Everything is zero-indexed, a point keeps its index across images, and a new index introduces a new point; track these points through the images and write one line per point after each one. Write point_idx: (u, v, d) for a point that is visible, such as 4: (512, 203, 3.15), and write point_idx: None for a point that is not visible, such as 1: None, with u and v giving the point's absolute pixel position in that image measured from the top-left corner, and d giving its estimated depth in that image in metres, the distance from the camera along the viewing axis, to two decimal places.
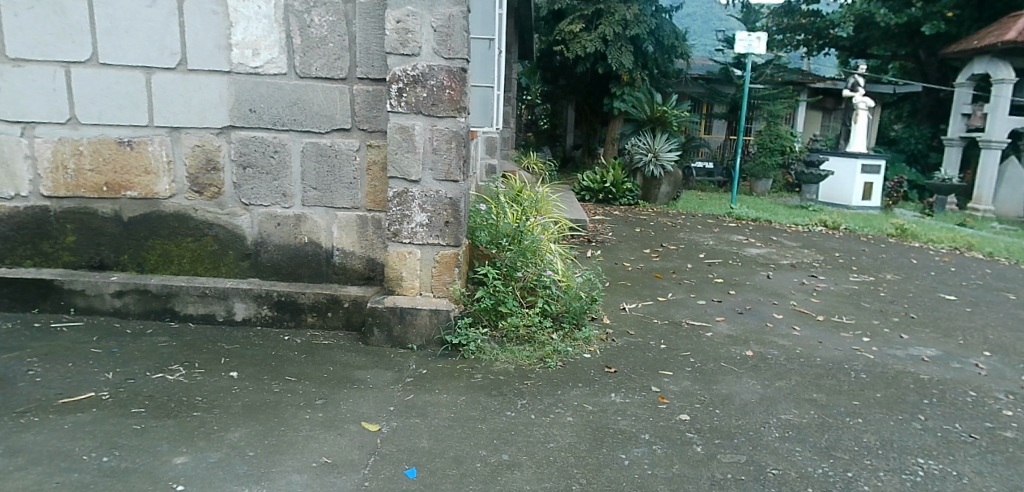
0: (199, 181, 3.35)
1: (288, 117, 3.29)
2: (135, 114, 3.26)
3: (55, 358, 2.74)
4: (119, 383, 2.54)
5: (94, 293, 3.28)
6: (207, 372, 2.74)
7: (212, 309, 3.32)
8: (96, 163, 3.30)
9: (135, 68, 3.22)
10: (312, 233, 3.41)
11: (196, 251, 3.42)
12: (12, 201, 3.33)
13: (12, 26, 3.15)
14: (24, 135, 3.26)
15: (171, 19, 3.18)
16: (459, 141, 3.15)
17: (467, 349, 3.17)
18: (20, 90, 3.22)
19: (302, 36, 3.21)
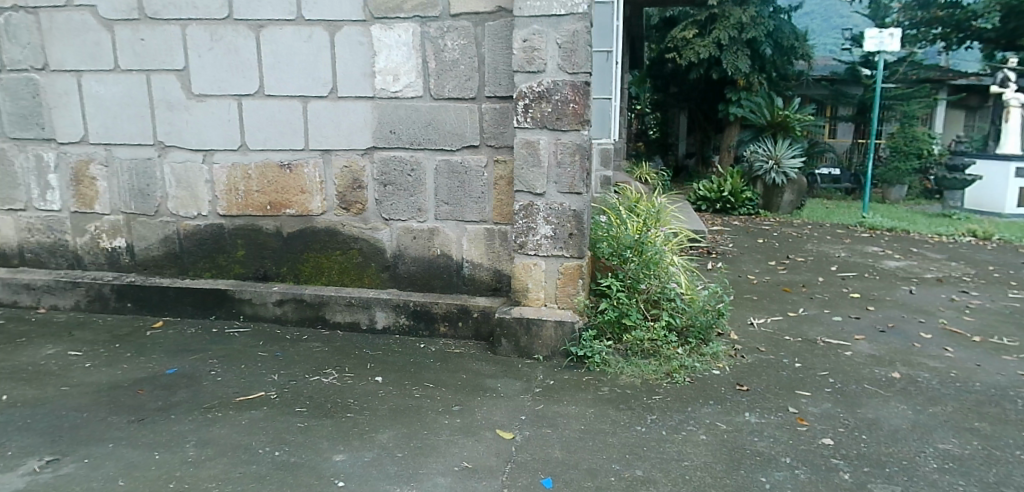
0: (347, 198, 3.62)
1: (424, 137, 3.49)
2: (293, 139, 3.60)
3: (228, 360, 3.07)
4: (284, 384, 2.81)
5: (260, 302, 3.66)
6: (356, 376, 2.95)
7: (357, 317, 3.58)
8: (262, 185, 3.67)
9: (294, 98, 3.55)
10: (444, 246, 3.58)
11: (343, 264, 3.70)
12: (195, 220, 3.76)
13: (195, 66, 3.58)
14: (205, 161, 3.69)
15: (323, 52, 3.48)
16: (583, 154, 3.19)
17: (592, 362, 3.20)
18: (202, 122, 3.65)
19: (436, 59, 3.40)
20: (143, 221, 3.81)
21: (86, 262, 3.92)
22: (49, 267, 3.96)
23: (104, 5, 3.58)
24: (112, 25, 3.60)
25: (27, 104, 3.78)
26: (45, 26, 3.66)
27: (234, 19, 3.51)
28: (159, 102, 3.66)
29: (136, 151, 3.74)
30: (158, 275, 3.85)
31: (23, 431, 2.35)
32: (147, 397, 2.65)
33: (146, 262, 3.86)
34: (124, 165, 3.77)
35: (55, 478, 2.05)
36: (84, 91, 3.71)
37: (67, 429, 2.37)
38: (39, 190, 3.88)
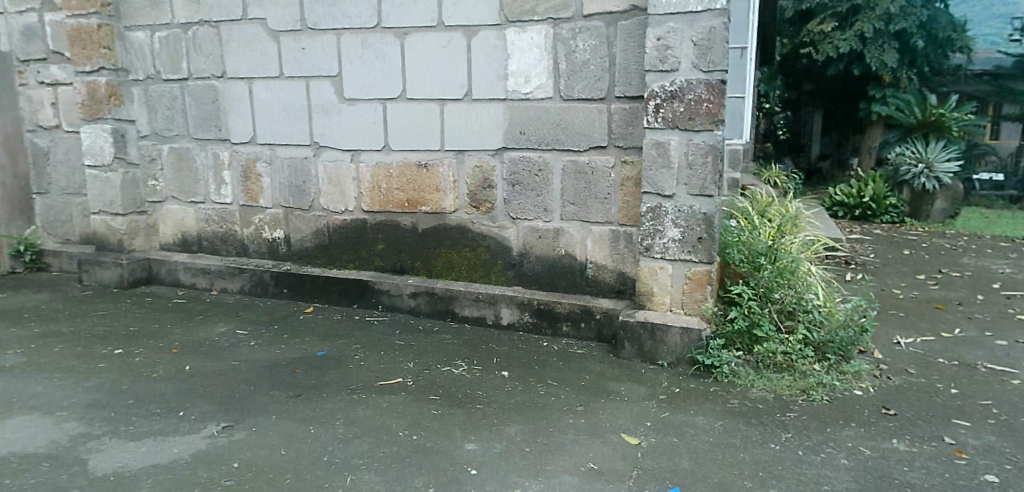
0: (477, 197, 3.75)
1: (552, 138, 3.54)
2: (430, 139, 3.78)
3: (369, 347, 3.28)
4: (418, 372, 2.97)
5: (396, 293, 3.88)
6: (484, 370, 3.05)
7: (484, 313, 3.70)
8: (400, 183, 3.88)
9: (433, 101, 3.72)
10: (569, 246, 3.61)
11: (472, 260, 3.83)
12: (342, 215, 4.06)
13: (347, 72, 3.86)
14: (352, 160, 3.97)
15: (461, 55, 3.62)
16: (717, 156, 3.09)
17: (720, 373, 3.09)
18: (351, 124, 3.92)
19: (568, 60, 3.43)
20: (298, 215, 4.16)
21: (250, 251, 4.34)
22: (220, 254, 4.42)
23: (273, 18, 3.95)
24: (279, 36, 3.96)
25: (208, 108, 4.24)
26: (224, 38, 4.09)
27: (382, 27, 3.74)
28: (316, 106, 3.98)
29: (294, 151, 4.09)
30: (309, 264, 4.20)
31: (203, 398, 2.65)
32: (301, 375, 2.90)
33: (300, 252, 4.21)
34: (284, 163, 4.14)
35: (229, 442, 2.30)
36: (254, 96, 4.11)
37: (237, 400, 2.64)
38: (214, 185, 4.34)
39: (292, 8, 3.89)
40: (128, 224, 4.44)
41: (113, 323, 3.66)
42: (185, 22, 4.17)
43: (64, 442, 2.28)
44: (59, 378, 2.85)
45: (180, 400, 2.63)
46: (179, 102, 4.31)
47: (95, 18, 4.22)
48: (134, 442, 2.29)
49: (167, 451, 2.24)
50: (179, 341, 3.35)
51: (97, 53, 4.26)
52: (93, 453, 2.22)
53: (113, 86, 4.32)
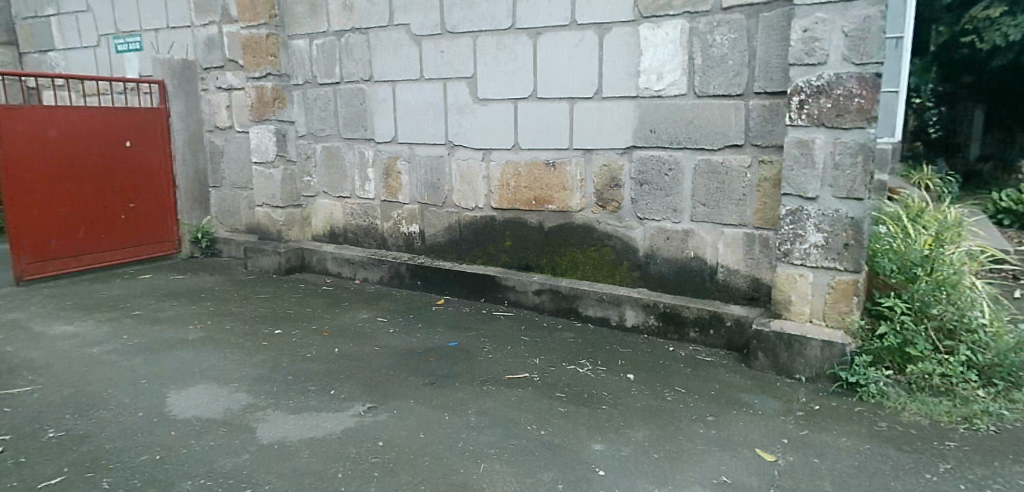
0: (604, 196, 3.73)
1: (684, 136, 3.43)
2: (559, 138, 3.80)
3: (495, 341, 3.37)
4: (545, 369, 3.01)
5: (521, 290, 3.95)
6: (609, 371, 3.03)
7: (608, 313, 3.68)
8: (529, 181, 3.95)
9: (562, 99, 3.74)
10: (698, 249, 3.50)
11: (597, 260, 3.81)
12: (472, 212, 4.20)
13: (481, 73, 3.98)
14: (483, 159, 4.09)
15: (593, 54, 3.61)
16: (868, 156, 2.87)
17: (866, 392, 2.86)
18: (483, 123, 4.04)
19: (704, 56, 3.32)
20: (433, 211, 4.35)
21: (389, 244, 4.61)
22: (362, 245, 4.73)
23: (416, 23, 4.16)
24: (420, 40, 4.17)
25: (355, 109, 4.54)
26: (372, 44, 4.36)
27: (516, 28, 3.82)
28: (452, 106, 4.14)
29: (431, 150, 4.28)
30: (441, 258, 4.38)
31: (349, 379, 2.86)
32: (435, 364, 3.04)
33: (433, 246, 4.41)
34: (422, 161, 4.34)
35: (374, 421, 2.47)
36: (396, 98, 4.35)
37: (379, 383, 2.82)
38: (359, 182, 4.65)
39: (433, 13, 4.07)
40: (286, 216, 4.87)
41: (272, 305, 4.04)
42: (339, 29, 4.49)
43: (236, 410, 2.55)
44: (230, 352, 3.18)
45: (330, 379, 2.86)
46: (332, 104, 4.65)
47: (264, 28, 4.65)
48: (293, 415, 2.51)
49: (321, 425, 2.43)
50: (328, 324, 3.63)
51: (265, 61, 4.69)
52: (260, 422, 2.46)
53: (277, 91, 4.74)
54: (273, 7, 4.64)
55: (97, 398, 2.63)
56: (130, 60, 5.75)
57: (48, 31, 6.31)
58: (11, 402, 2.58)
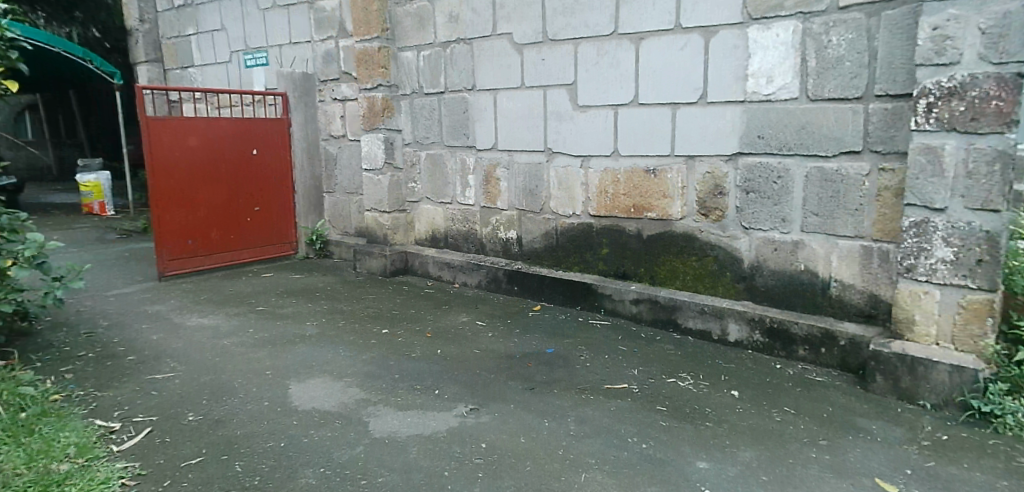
0: (707, 204, 3.62)
1: (795, 142, 3.28)
2: (661, 144, 3.73)
3: (593, 350, 3.35)
4: (644, 381, 2.96)
5: (619, 299, 3.91)
6: (712, 386, 2.94)
7: (709, 326, 3.56)
8: (628, 188, 3.90)
9: (665, 105, 3.67)
10: (809, 261, 3.33)
11: (698, 270, 3.71)
12: (570, 219, 4.20)
13: (582, 80, 3.98)
14: (582, 166, 4.09)
15: (698, 58, 3.52)
16: (1007, 163, 2.62)
17: (1002, 423, 2.61)
18: (583, 130, 4.04)
19: (818, 58, 3.15)
20: (531, 217, 4.39)
21: (487, 249, 4.69)
22: (462, 250, 4.85)
23: (518, 32, 4.22)
24: (522, 49, 4.23)
25: (458, 118, 4.67)
26: (476, 53, 4.47)
27: (619, 34, 3.79)
28: (552, 113, 4.16)
29: (531, 157, 4.33)
30: (538, 264, 4.41)
31: (452, 380, 2.94)
32: (535, 370, 3.07)
33: (531, 252, 4.45)
34: (521, 168, 4.39)
35: (476, 423, 2.52)
36: (498, 106, 4.43)
37: (481, 386, 2.88)
38: (460, 189, 4.77)
39: (536, 21, 4.12)
40: (392, 220, 5.07)
41: (379, 305, 4.22)
42: (445, 40, 4.64)
43: (349, 404, 2.69)
44: (342, 349, 3.36)
45: (435, 380, 2.95)
46: (436, 113, 4.81)
47: (377, 41, 4.88)
48: (402, 412, 2.62)
49: (427, 423, 2.52)
50: (431, 326, 3.75)
51: (377, 72, 4.92)
52: (372, 416, 2.58)
53: (387, 101, 4.96)
54: (385, 21, 4.86)
55: (228, 386, 2.85)
56: (257, 74, 6.21)
57: (188, 49, 6.92)
58: (157, 386, 2.84)
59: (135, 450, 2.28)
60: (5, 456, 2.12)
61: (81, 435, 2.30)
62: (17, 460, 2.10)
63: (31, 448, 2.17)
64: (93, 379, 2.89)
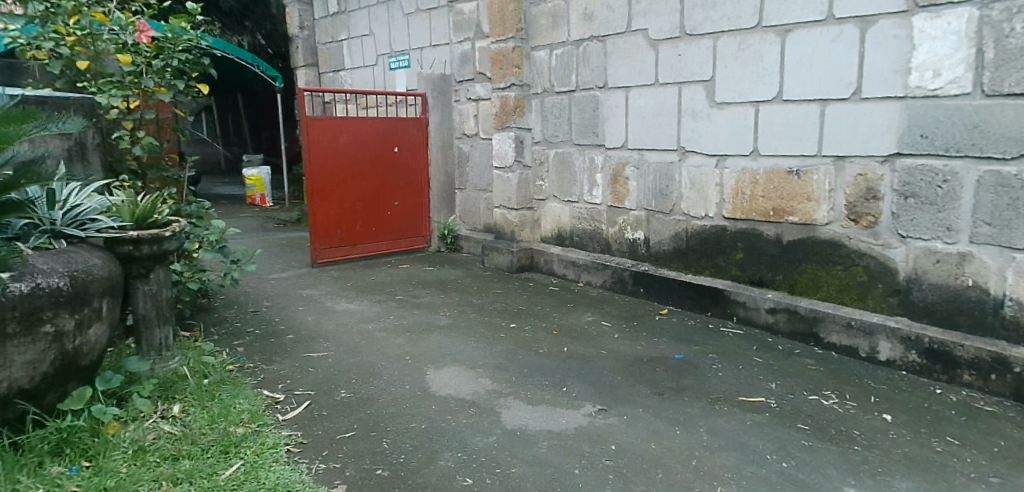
0: (857, 209, 3.36)
1: (966, 142, 2.96)
2: (806, 144, 3.51)
3: (726, 359, 3.24)
4: (783, 396, 2.81)
5: (753, 307, 3.73)
6: (860, 407, 2.73)
7: (857, 343, 3.31)
8: (768, 190, 3.71)
9: (813, 101, 3.45)
10: (978, 276, 2.99)
11: (844, 281, 3.45)
12: (702, 221, 4.07)
13: (721, 76, 3.83)
14: (717, 166, 3.94)
15: (852, 51, 3.27)
16: None
17: None
18: (721, 128, 3.88)
19: (997, 48, 2.82)
20: (660, 218, 4.30)
21: (613, 249, 4.66)
22: (588, 249, 4.85)
23: (654, 28, 4.14)
24: (657, 45, 4.15)
25: (589, 116, 4.66)
26: (609, 50, 4.45)
27: (762, 27, 3.61)
28: (687, 110, 4.04)
29: (662, 156, 4.23)
30: (666, 267, 4.32)
31: (580, 379, 2.95)
32: (663, 375, 3.01)
33: (659, 254, 4.35)
34: (652, 168, 4.31)
35: (606, 424, 2.52)
36: (630, 104, 4.37)
37: (608, 386, 2.87)
38: (588, 187, 4.76)
39: (673, 16, 4.02)
40: (519, 217, 5.17)
41: (506, 300, 4.32)
42: (578, 38, 4.65)
43: (482, 394, 2.78)
44: (472, 340, 3.48)
45: (562, 377, 2.97)
46: (567, 111, 4.83)
47: (512, 41, 4.99)
48: (532, 406, 2.67)
49: (557, 420, 2.55)
50: (557, 323, 3.79)
51: (510, 72, 5.03)
52: (503, 408, 2.65)
53: (519, 100, 5.05)
54: (520, 21, 4.96)
55: (372, 368, 3.05)
56: (399, 75, 6.56)
57: (340, 54, 7.45)
58: (312, 363, 3.10)
59: (297, 421, 2.51)
60: (193, 416, 2.41)
61: (252, 403, 2.57)
62: (202, 420, 2.38)
63: (213, 410, 2.45)
64: (260, 353, 3.21)
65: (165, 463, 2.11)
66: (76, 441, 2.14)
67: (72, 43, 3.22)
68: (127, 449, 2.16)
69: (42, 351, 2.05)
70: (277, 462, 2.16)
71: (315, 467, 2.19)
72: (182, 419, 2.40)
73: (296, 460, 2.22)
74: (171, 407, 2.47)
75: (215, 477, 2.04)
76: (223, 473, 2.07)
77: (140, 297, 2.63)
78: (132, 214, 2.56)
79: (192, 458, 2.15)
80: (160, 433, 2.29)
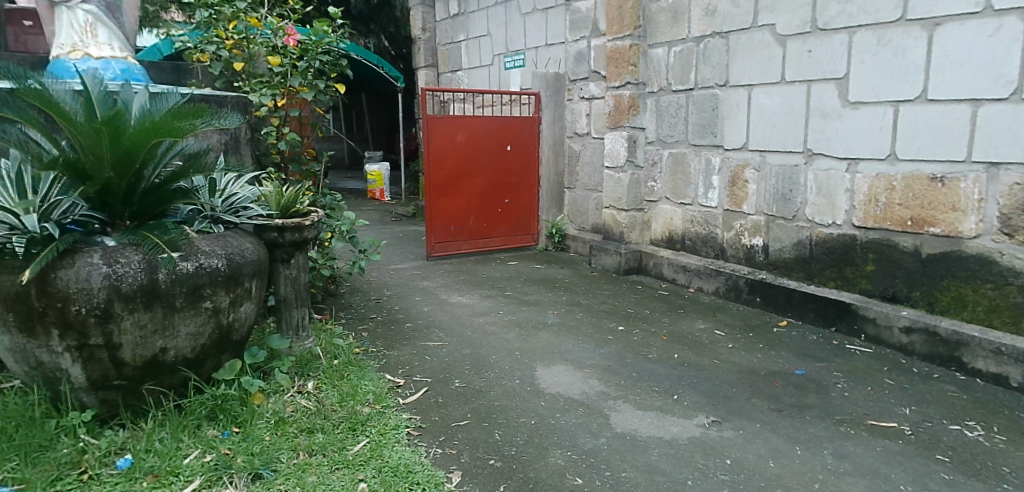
0: (1012, 222, 3.04)
1: None
2: (954, 148, 3.22)
3: (853, 378, 3.04)
4: (919, 423, 2.60)
5: (885, 324, 3.47)
6: (1012, 442, 2.47)
7: (1007, 371, 2.99)
8: (906, 198, 3.43)
9: (963, 101, 3.15)
10: None
11: (994, 301, 3.13)
12: (829, 228, 3.83)
13: (856, 73, 3.59)
14: (848, 170, 3.70)
15: (1013, 46, 2.96)
16: None
17: None
18: (854, 130, 3.64)
19: None
20: (782, 225, 4.10)
21: (728, 255, 4.49)
22: (701, 254, 4.70)
23: (782, 23, 3.95)
24: (785, 41, 3.95)
25: (707, 115, 4.51)
26: (732, 47, 4.29)
27: (906, 20, 3.34)
28: (816, 110, 3.82)
29: (786, 158, 4.03)
30: (786, 276, 4.11)
31: (692, 387, 2.88)
32: (782, 390, 2.87)
33: (779, 262, 4.15)
34: (774, 171, 4.11)
35: (721, 437, 2.44)
36: (752, 103, 4.19)
37: (722, 397, 2.78)
38: (703, 189, 4.62)
39: (804, 11, 3.82)
40: (629, 219, 5.11)
41: (615, 302, 4.29)
42: (699, 35, 4.51)
43: (591, 395, 2.78)
44: (580, 340, 3.48)
45: (673, 384, 2.91)
46: (683, 110, 4.70)
47: (629, 39, 4.91)
48: (642, 412, 2.64)
49: (669, 428, 2.50)
50: (667, 329, 3.71)
51: (625, 70, 4.97)
52: (613, 411, 2.64)
53: (634, 98, 4.98)
54: (639, 18, 4.87)
55: (484, 361, 3.12)
56: (515, 75, 6.65)
57: (458, 55, 7.67)
58: (429, 352, 3.22)
59: (415, 406, 2.62)
60: (326, 393, 2.59)
61: (376, 385, 2.72)
62: (333, 397, 2.55)
63: (343, 389, 2.62)
64: (382, 339, 3.38)
65: (302, 435, 2.28)
66: (228, 408, 2.36)
67: (230, 47, 3.57)
68: (271, 418, 2.36)
69: (202, 324, 2.29)
70: (400, 443, 2.28)
71: (433, 450, 2.29)
72: (316, 395, 2.59)
73: (416, 442, 2.33)
74: (307, 383, 2.66)
75: (345, 452, 2.20)
76: (352, 449, 2.22)
77: (282, 280, 2.86)
78: (278, 204, 2.80)
79: (325, 432, 2.32)
80: (298, 407, 2.48)
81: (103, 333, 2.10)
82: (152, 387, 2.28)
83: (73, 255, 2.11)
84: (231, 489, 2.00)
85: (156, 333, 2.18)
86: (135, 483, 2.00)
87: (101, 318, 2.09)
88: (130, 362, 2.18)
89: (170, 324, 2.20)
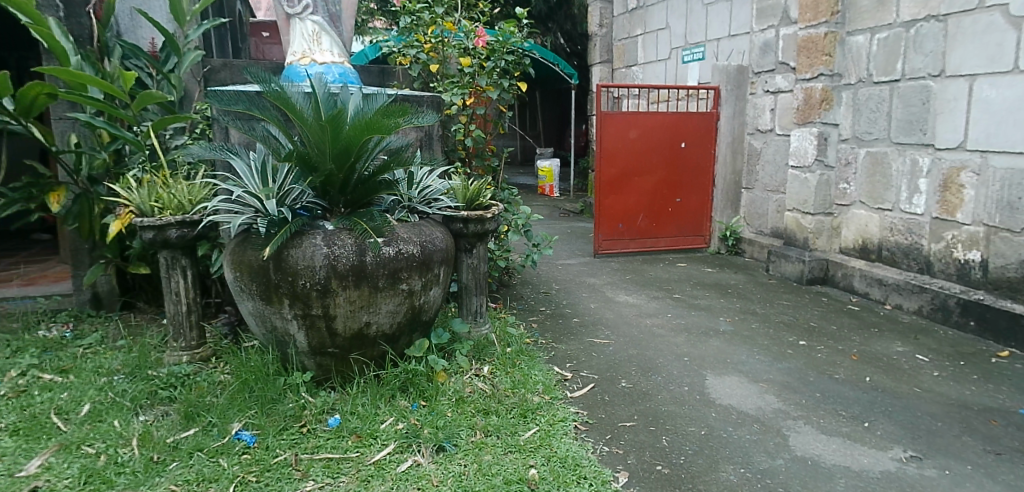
0: None
1: None
2: None
3: None
4: None
5: None
6: None
7: None
8: None
9: None
10: None
11: None
12: None
13: None
14: None
15: None
16: None
17: None
18: None
19: None
20: (1006, 238, 3.55)
21: (936, 270, 4.00)
22: (900, 267, 4.24)
23: (1017, 2, 3.42)
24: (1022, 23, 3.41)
25: (915, 110, 4.04)
26: (952, 32, 3.79)
27: None
28: None
29: (1015, 161, 3.49)
30: (1009, 299, 3.56)
31: (886, 416, 2.61)
32: (1002, 431, 2.51)
33: (1000, 281, 3.61)
34: (999, 175, 3.58)
35: (922, 476, 2.20)
36: (974, 96, 3.68)
37: (924, 431, 2.50)
38: (907, 194, 4.15)
39: None
40: (815, 224, 4.72)
41: (795, 313, 4.01)
42: (909, 19, 4.05)
43: (768, 411, 2.64)
44: (756, 351, 3.31)
45: (864, 410, 2.67)
46: (886, 104, 4.25)
47: (824, 27, 4.52)
48: (826, 436, 2.45)
49: (859, 459, 2.29)
50: (858, 348, 3.39)
51: (819, 61, 4.57)
52: (793, 431, 2.48)
53: (828, 91, 4.57)
54: (837, 4, 4.46)
55: (652, 364, 3.08)
56: (693, 68, 6.43)
57: (634, 48, 7.58)
58: (597, 349, 3.24)
59: (583, 401, 2.66)
60: (499, 378, 2.73)
61: (546, 376, 2.81)
62: (506, 383, 2.68)
63: (515, 377, 2.74)
64: (551, 332, 3.47)
65: (478, 415, 2.43)
66: (416, 383, 2.57)
67: (428, 50, 3.87)
68: (452, 396, 2.53)
69: (399, 304, 2.51)
70: (567, 435, 2.33)
71: (600, 447, 2.31)
72: (491, 379, 2.73)
73: (583, 437, 2.37)
74: (483, 367, 2.82)
75: (517, 437, 2.30)
76: (523, 435, 2.32)
77: (464, 269, 3.04)
78: (464, 196, 2.99)
79: (498, 415, 2.44)
80: (475, 388, 2.64)
81: (322, 305, 2.39)
82: (358, 357, 2.55)
83: (301, 236, 2.42)
84: (419, 456, 2.18)
85: (361, 308, 2.44)
86: (342, 440, 2.27)
87: (321, 293, 2.37)
88: (342, 333, 2.46)
89: (374, 302, 2.45)
